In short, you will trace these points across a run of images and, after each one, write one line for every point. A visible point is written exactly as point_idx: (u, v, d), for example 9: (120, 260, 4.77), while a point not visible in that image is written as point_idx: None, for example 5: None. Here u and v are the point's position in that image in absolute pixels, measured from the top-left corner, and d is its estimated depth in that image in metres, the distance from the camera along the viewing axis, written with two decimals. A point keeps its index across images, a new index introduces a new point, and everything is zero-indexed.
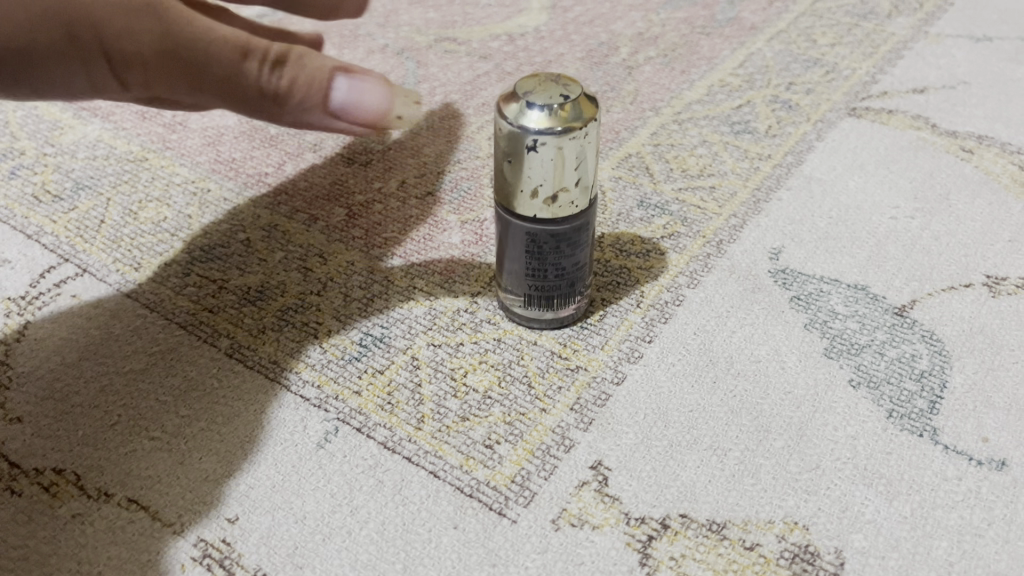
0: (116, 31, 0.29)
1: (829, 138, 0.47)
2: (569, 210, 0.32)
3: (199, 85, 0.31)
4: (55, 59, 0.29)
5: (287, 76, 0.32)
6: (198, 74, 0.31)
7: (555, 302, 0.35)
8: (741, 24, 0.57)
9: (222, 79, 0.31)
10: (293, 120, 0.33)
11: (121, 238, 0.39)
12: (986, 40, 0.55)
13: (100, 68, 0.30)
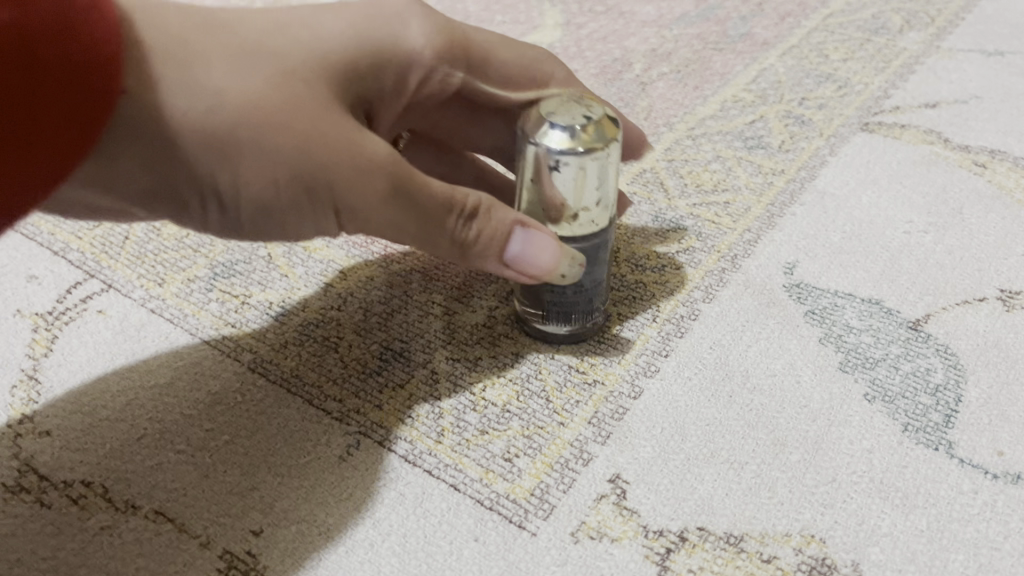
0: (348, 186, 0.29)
1: (842, 152, 0.47)
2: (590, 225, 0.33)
3: (396, 230, 0.31)
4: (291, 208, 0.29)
5: (482, 227, 0.31)
6: (400, 219, 0.30)
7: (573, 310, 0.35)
8: (754, 39, 0.57)
9: (421, 231, 0.31)
10: (481, 263, 0.32)
11: (145, 254, 0.40)
12: (998, 55, 0.55)
13: (329, 220, 0.30)
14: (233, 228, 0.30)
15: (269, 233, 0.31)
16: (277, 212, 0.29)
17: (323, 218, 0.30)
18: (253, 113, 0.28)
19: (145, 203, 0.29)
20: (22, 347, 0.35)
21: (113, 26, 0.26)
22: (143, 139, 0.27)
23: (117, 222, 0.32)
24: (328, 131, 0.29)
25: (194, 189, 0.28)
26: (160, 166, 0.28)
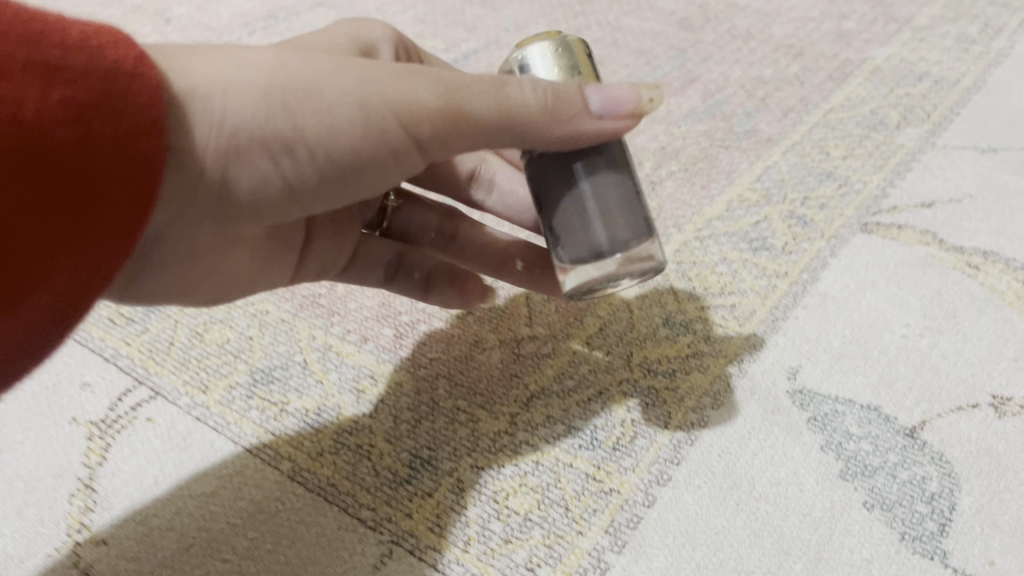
0: (401, 94, 0.30)
1: (843, 254, 0.50)
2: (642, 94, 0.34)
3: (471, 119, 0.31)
4: (361, 141, 0.30)
5: (545, 88, 0.32)
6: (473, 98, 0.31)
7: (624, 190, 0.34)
8: (758, 136, 0.60)
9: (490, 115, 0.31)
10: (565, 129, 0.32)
11: (190, 360, 0.43)
12: (991, 151, 0.58)
13: (400, 144, 0.31)
14: (315, 181, 0.30)
15: (346, 173, 0.31)
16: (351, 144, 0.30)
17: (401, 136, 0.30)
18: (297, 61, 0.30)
19: (233, 191, 0.30)
20: (79, 455, 0.38)
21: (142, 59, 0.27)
22: (191, 123, 0.28)
23: (200, 279, 0.35)
24: (350, 61, 0.30)
25: (271, 153, 0.29)
26: (230, 139, 0.28)
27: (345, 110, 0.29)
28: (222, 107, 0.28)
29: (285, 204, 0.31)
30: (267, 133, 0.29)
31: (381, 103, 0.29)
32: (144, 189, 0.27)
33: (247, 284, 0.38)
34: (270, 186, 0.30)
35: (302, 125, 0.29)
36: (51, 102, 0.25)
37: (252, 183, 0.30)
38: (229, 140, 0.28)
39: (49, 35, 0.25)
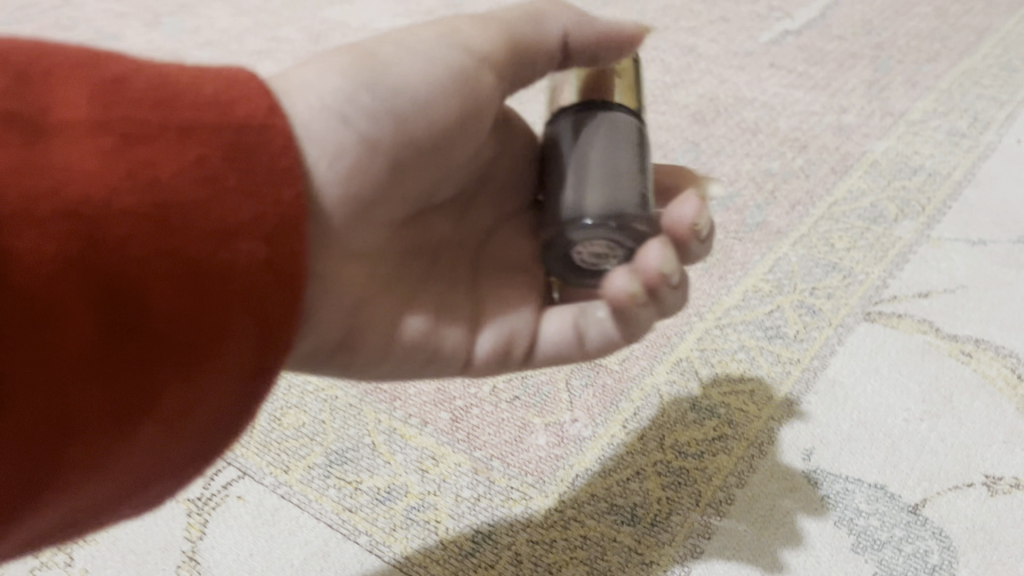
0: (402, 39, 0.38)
1: (848, 341, 0.55)
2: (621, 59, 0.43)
3: (473, 41, 0.39)
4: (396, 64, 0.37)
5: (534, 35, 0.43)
6: (462, 28, 0.39)
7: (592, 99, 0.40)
8: (768, 228, 0.66)
9: (484, 29, 0.39)
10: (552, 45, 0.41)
11: (271, 442, 0.49)
12: (981, 243, 0.64)
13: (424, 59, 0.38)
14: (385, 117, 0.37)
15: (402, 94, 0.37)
16: (393, 87, 0.37)
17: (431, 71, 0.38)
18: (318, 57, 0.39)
19: (335, 167, 0.36)
20: (181, 530, 0.44)
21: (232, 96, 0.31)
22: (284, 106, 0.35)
23: (341, 321, 0.39)
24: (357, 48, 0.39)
25: (340, 113, 0.36)
26: (308, 107, 0.35)
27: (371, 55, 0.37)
28: (292, 90, 0.35)
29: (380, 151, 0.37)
30: (334, 87, 0.36)
31: (397, 45, 0.38)
32: (277, 217, 0.30)
33: (397, 311, 0.41)
34: (351, 149, 0.36)
35: (347, 72, 0.36)
36: (188, 161, 0.29)
37: (343, 149, 0.36)
38: (304, 107, 0.35)
39: (176, 100, 0.29)
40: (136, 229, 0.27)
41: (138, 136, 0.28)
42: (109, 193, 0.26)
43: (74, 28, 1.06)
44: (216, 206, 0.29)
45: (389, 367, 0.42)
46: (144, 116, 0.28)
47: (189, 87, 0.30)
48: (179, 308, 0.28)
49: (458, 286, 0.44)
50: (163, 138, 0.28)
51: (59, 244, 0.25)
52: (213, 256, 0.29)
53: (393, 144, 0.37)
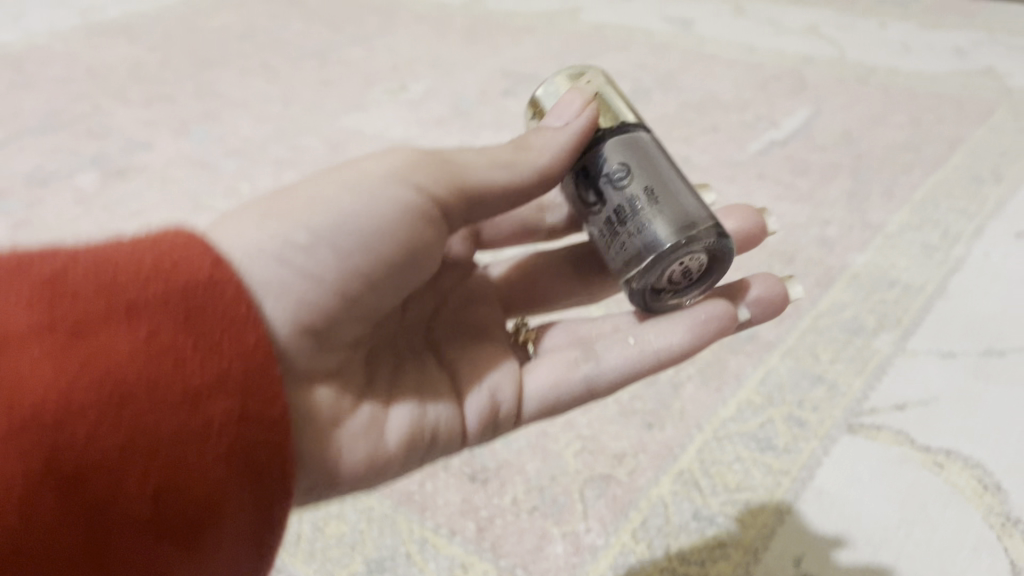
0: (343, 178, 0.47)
1: (833, 452, 0.61)
2: (592, 86, 0.54)
3: (406, 181, 0.47)
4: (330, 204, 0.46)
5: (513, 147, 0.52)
6: (405, 163, 0.48)
7: (637, 133, 0.52)
8: (759, 341, 0.73)
9: (428, 167, 0.48)
10: (568, 128, 0.52)
11: (316, 551, 0.56)
12: (951, 356, 0.71)
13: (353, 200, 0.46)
14: (320, 249, 0.45)
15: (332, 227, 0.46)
16: (336, 229, 0.46)
17: (368, 212, 0.46)
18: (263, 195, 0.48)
19: (287, 308, 0.45)
20: None
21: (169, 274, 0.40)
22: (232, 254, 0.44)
23: (330, 425, 0.49)
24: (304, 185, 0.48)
25: (278, 256, 0.45)
26: (247, 254, 0.44)
27: (319, 196, 0.46)
28: (234, 241, 0.45)
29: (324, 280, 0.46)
30: (274, 234, 0.45)
31: (343, 188, 0.47)
32: (219, 375, 0.39)
33: (388, 397, 0.54)
34: (292, 283, 0.45)
35: (292, 220, 0.45)
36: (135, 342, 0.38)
37: (292, 290, 0.45)
38: (246, 254, 0.44)
39: (121, 288, 0.39)
40: (94, 417, 0.36)
41: (82, 328, 0.37)
42: (63, 392, 0.36)
43: (106, 137, 1.14)
44: (167, 369, 0.38)
45: (380, 461, 0.51)
46: (88, 307, 0.38)
47: (124, 268, 0.39)
48: (154, 475, 0.38)
49: (427, 369, 0.58)
50: (108, 323, 0.38)
51: (28, 445, 0.35)
52: (174, 415, 0.38)
53: (343, 281, 0.47)
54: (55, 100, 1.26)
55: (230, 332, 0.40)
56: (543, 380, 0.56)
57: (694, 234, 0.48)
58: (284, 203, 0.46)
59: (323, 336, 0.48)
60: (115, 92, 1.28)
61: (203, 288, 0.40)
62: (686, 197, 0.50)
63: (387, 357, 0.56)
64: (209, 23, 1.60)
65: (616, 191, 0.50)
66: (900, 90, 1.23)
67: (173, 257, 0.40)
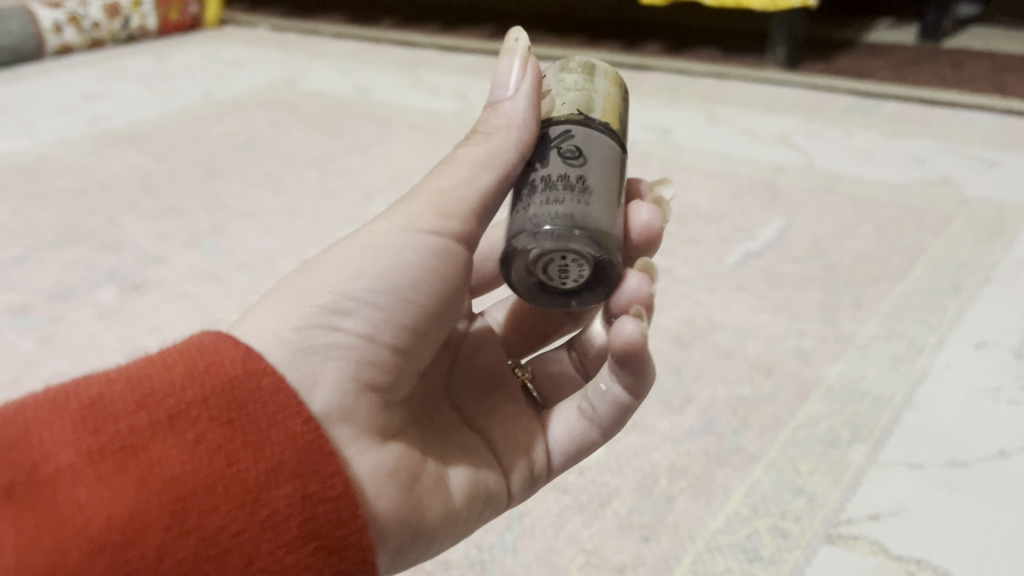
0: (360, 239, 0.56)
1: (815, 562, 0.68)
2: (519, 43, 0.63)
3: (416, 229, 0.57)
4: (359, 262, 0.55)
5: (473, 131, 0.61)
6: (415, 216, 0.57)
7: (604, 135, 0.59)
8: (744, 453, 0.79)
9: (431, 204, 0.58)
10: (518, 95, 0.60)
11: None
12: (919, 466, 0.77)
13: (380, 254, 0.55)
14: (369, 301, 0.54)
15: (367, 280, 0.54)
16: (368, 287, 0.54)
17: (392, 261, 0.55)
18: (278, 287, 0.55)
19: (340, 366, 0.52)
20: None
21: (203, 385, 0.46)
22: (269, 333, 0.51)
23: (415, 470, 0.56)
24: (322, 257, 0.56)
25: (329, 324, 0.53)
26: (291, 329, 0.52)
27: (345, 261, 0.55)
28: (273, 325, 0.52)
29: (373, 330, 0.54)
30: (312, 306, 0.53)
31: (364, 249, 0.55)
32: (268, 463, 0.45)
33: (447, 457, 0.62)
34: (348, 342, 0.53)
35: (325, 292, 0.53)
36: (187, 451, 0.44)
37: (343, 352, 0.53)
38: (289, 332, 0.51)
39: (164, 407, 0.45)
40: (164, 523, 0.42)
41: (139, 452, 0.44)
42: (128, 510, 0.42)
43: (121, 250, 1.20)
44: (222, 470, 0.44)
45: (455, 513, 0.59)
46: (139, 428, 0.44)
47: (162, 386, 0.46)
48: (233, 562, 0.43)
49: (462, 430, 0.66)
50: (158, 438, 0.44)
51: (101, 566, 0.40)
52: (238, 507, 0.44)
53: (385, 334, 0.55)
54: (69, 213, 1.32)
55: (275, 423, 0.47)
56: (559, 430, 0.69)
57: (572, 233, 0.54)
58: (312, 277, 0.54)
59: (378, 389, 0.55)
60: (127, 203, 1.35)
61: (240, 387, 0.47)
62: (599, 207, 0.56)
63: (432, 425, 0.63)
64: (212, 131, 1.68)
65: (559, 165, 0.57)
66: (865, 200, 1.32)
67: (205, 370, 0.47)
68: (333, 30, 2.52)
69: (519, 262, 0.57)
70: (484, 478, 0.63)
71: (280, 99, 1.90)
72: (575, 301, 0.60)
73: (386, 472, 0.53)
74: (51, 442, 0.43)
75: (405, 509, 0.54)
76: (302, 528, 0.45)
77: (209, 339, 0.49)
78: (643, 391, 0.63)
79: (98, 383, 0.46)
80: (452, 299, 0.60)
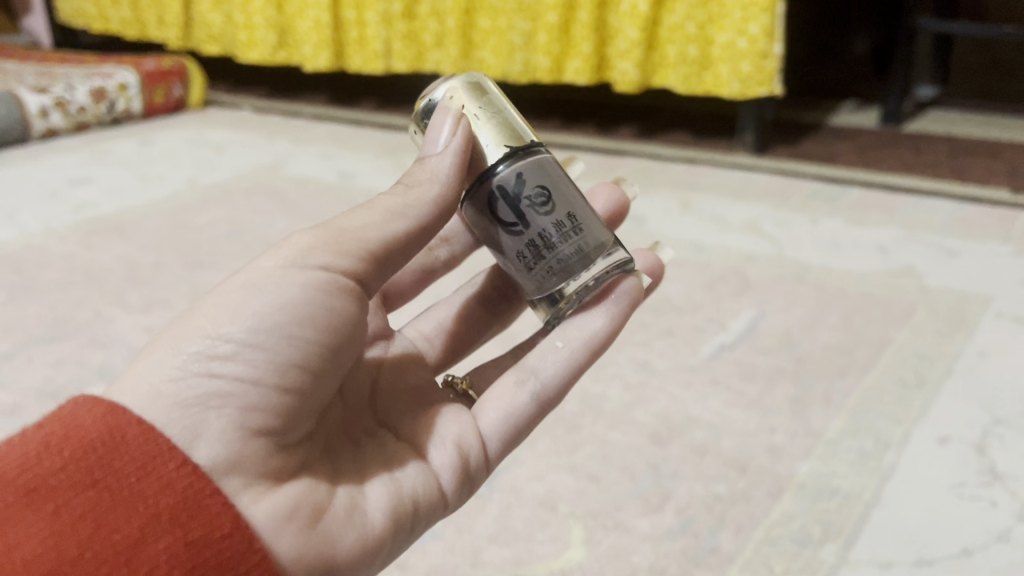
0: (244, 281, 0.60)
1: None
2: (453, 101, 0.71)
3: (304, 265, 0.61)
4: (240, 304, 0.59)
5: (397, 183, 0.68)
6: (298, 249, 0.62)
7: (545, 155, 0.72)
8: (720, 552, 0.82)
9: (323, 242, 0.62)
10: (447, 150, 0.68)
11: None
12: (887, 565, 0.80)
13: (262, 294, 0.59)
14: (248, 340, 0.58)
15: (246, 320, 0.58)
16: (245, 329, 0.58)
17: (278, 297, 0.59)
18: (165, 332, 0.60)
19: (221, 416, 0.56)
20: None
21: (64, 458, 0.52)
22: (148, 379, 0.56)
23: (316, 494, 0.61)
24: (203, 300, 0.61)
25: (208, 374, 0.57)
26: (167, 380, 0.56)
27: (228, 305, 0.59)
28: (153, 375, 0.56)
29: (254, 370, 0.57)
30: (190, 357, 0.57)
31: (247, 291, 0.60)
32: (136, 516, 0.51)
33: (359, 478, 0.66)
34: (229, 388, 0.57)
35: (201, 340, 0.57)
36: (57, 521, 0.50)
37: (222, 401, 0.56)
38: (167, 383, 0.56)
39: (29, 487, 0.51)
40: None
41: (4, 527, 0.50)
42: None
43: (109, 345, 1.22)
44: (90, 534, 0.50)
45: (368, 539, 0.62)
46: (6, 508, 0.50)
47: (26, 468, 0.52)
48: None
49: (384, 445, 0.72)
50: (25, 515, 0.50)
51: None
52: (112, 563, 0.50)
53: (270, 375, 0.58)
54: (57, 306, 1.34)
55: (141, 475, 0.53)
56: (497, 416, 0.75)
57: (602, 259, 0.73)
58: (190, 324, 0.59)
59: (268, 431, 0.58)
60: (114, 296, 1.37)
61: (102, 451, 0.53)
62: (589, 223, 0.73)
63: (347, 452, 0.69)
64: (198, 220, 1.72)
65: (540, 219, 0.70)
66: (833, 290, 1.37)
67: (66, 444, 0.53)
68: (316, 112, 2.58)
69: (562, 304, 0.73)
70: (408, 488, 0.67)
71: (264, 184, 1.94)
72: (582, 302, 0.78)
73: (283, 514, 0.57)
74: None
75: (311, 550, 0.58)
76: (191, 570, 0.51)
77: (70, 408, 0.55)
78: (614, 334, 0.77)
79: None
80: (347, 330, 0.64)
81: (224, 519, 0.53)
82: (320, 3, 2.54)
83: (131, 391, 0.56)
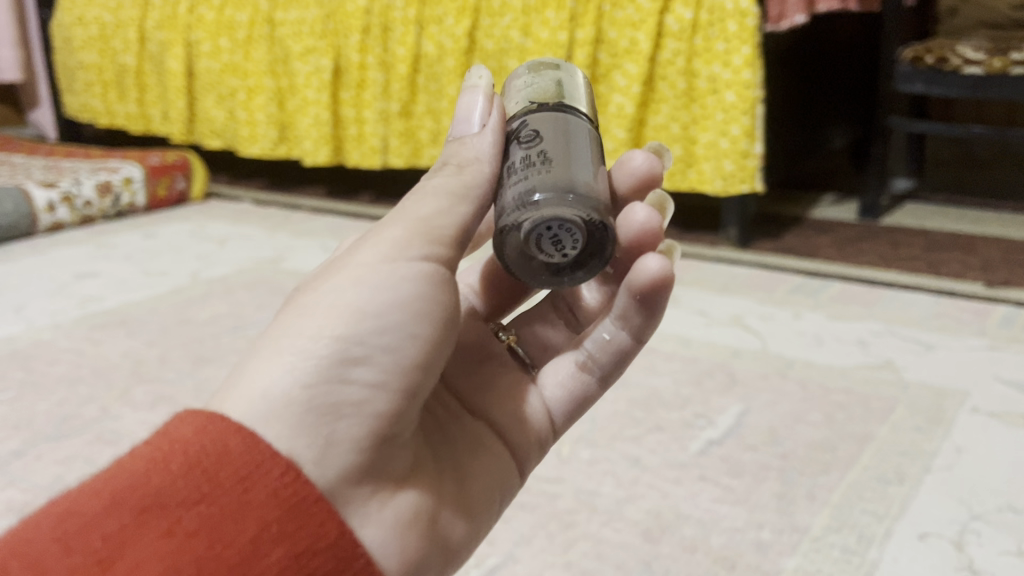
0: (354, 275, 0.66)
1: None
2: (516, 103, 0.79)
3: (403, 258, 0.68)
4: (355, 302, 0.65)
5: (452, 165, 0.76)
6: (397, 242, 0.69)
7: (565, 113, 0.76)
8: None
9: (414, 234, 0.70)
10: (485, 129, 0.77)
11: None
12: None
13: (376, 290, 0.66)
14: (374, 341, 0.64)
15: (368, 321, 0.64)
16: (370, 331, 0.64)
17: (384, 296, 0.65)
18: (270, 339, 0.64)
19: (355, 426, 0.63)
20: None
21: (173, 474, 0.55)
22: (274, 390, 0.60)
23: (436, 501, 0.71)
24: (313, 297, 0.66)
25: (339, 380, 0.62)
26: (302, 390, 0.61)
27: (342, 303, 0.65)
28: (283, 385, 0.60)
29: (384, 366, 0.64)
30: (314, 362, 0.62)
31: (363, 288, 0.65)
32: (250, 526, 0.54)
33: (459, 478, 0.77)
34: (361, 395, 0.63)
35: (333, 346, 0.62)
36: (174, 537, 0.53)
37: (355, 410, 0.63)
38: (299, 389, 0.61)
39: (140, 507, 0.54)
40: None
41: (123, 548, 0.52)
42: None
43: (117, 442, 1.26)
44: (207, 545, 0.53)
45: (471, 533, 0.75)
46: (121, 530, 0.52)
47: (132, 488, 0.54)
48: None
49: (472, 427, 0.82)
50: (142, 533, 0.53)
51: None
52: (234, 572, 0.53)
53: (395, 380, 0.65)
54: (66, 403, 1.38)
55: (249, 486, 0.56)
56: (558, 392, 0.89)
57: (553, 193, 0.68)
58: (309, 324, 0.64)
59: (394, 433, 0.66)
60: (121, 392, 1.42)
61: (209, 464, 0.56)
62: (559, 165, 0.70)
63: (438, 441, 0.78)
64: (200, 314, 1.77)
65: (523, 151, 0.73)
66: (816, 385, 1.43)
67: (172, 461, 0.56)
68: (315, 205, 2.67)
69: (523, 244, 0.71)
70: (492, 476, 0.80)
71: (265, 277, 2.00)
72: (568, 274, 0.73)
73: (404, 522, 0.66)
74: (38, 565, 0.50)
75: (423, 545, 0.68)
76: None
77: (172, 426, 0.58)
78: (644, 335, 0.85)
79: (75, 500, 0.54)
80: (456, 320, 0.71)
81: (329, 528, 0.57)
82: (320, 101, 2.65)
83: (253, 404, 0.60)
